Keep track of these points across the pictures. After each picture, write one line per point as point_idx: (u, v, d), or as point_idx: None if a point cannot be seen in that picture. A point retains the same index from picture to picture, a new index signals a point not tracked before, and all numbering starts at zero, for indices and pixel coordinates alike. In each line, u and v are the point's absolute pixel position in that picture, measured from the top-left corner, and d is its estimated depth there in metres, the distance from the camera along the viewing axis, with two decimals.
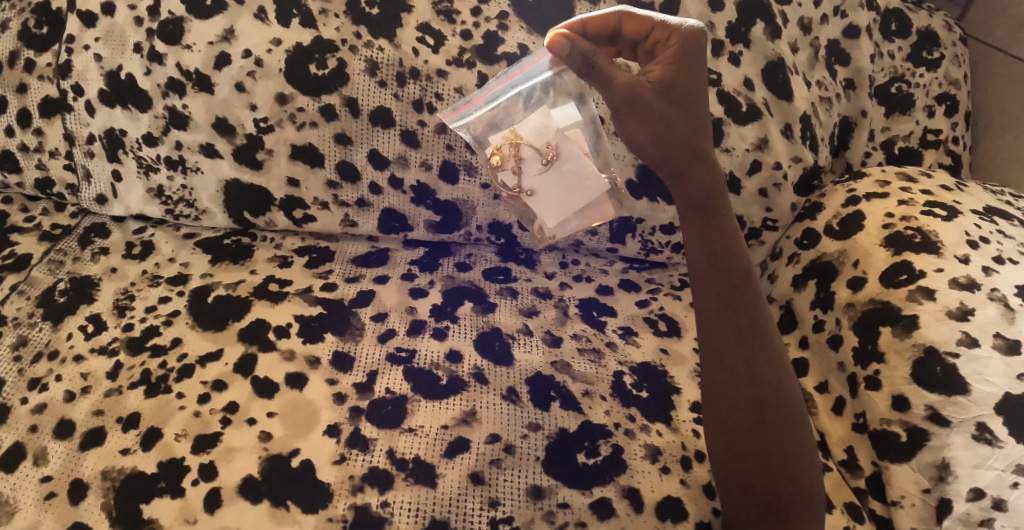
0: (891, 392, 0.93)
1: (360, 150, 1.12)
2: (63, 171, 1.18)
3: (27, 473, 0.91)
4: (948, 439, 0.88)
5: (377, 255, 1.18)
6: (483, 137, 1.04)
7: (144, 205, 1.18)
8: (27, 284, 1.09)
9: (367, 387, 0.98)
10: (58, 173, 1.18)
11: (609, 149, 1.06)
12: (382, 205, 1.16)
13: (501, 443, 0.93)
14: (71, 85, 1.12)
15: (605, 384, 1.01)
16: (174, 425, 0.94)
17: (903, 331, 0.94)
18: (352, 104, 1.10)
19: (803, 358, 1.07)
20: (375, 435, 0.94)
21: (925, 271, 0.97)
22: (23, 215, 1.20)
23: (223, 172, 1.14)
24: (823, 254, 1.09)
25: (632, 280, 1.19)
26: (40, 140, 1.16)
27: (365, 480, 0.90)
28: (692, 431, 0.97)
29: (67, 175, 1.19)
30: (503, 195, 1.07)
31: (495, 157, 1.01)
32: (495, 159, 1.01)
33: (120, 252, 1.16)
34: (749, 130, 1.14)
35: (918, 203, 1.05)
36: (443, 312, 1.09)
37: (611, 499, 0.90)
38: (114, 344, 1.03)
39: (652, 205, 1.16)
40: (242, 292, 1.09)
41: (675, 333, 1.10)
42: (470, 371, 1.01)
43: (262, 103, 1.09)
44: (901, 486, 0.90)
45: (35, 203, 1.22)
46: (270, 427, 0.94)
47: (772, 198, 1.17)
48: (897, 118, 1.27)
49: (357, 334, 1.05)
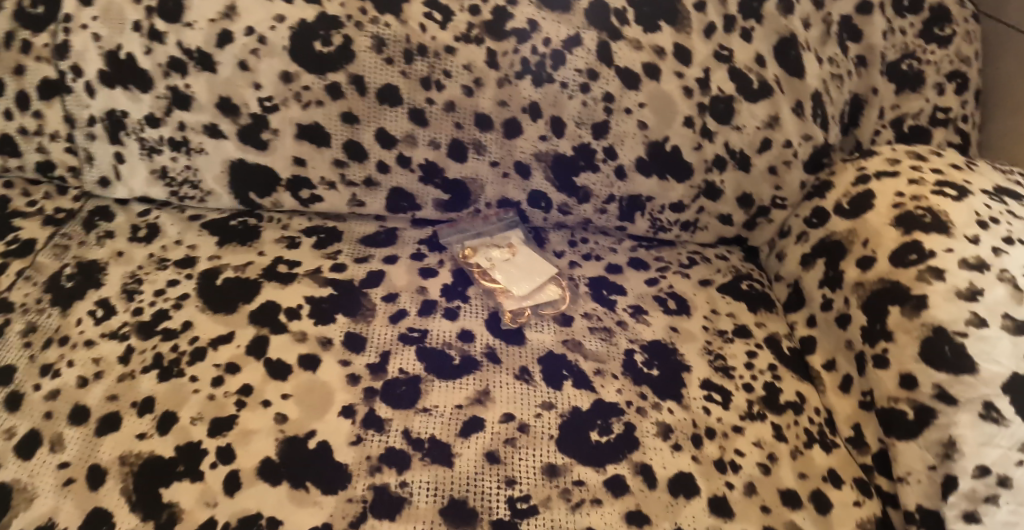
0: (899, 370, 0.95)
1: (367, 129, 1.11)
2: (64, 154, 1.17)
3: (44, 459, 0.90)
4: (955, 418, 0.89)
5: (386, 235, 1.19)
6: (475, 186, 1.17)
7: (148, 187, 1.18)
8: (33, 271, 1.08)
9: (380, 367, 0.99)
10: (60, 156, 1.17)
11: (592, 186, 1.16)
12: (389, 184, 1.16)
13: (515, 422, 0.95)
14: (70, 66, 1.09)
15: (616, 363, 1.02)
16: (189, 408, 0.95)
17: (912, 311, 0.95)
18: (358, 82, 1.08)
19: (812, 335, 1.09)
20: (390, 415, 0.94)
21: (935, 251, 0.97)
22: (26, 200, 1.18)
23: (228, 152, 1.14)
24: (832, 233, 1.10)
25: (641, 258, 1.19)
26: (40, 124, 1.14)
27: (383, 461, 0.90)
28: (702, 409, 0.99)
29: (68, 158, 1.17)
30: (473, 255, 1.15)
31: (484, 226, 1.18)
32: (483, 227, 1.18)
33: (126, 236, 1.15)
34: (760, 107, 1.12)
35: (929, 182, 1.05)
36: (454, 292, 1.10)
37: (624, 476, 0.91)
38: (124, 328, 1.03)
39: (661, 182, 1.15)
40: (250, 274, 1.10)
41: (684, 311, 1.11)
42: (483, 351, 1.02)
43: (267, 82, 1.08)
44: (907, 463, 0.91)
45: (37, 187, 1.20)
46: (285, 409, 0.95)
47: (782, 176, 1.16)
48: (908, 96, 1.25)
49: (368, 314, 1.05)
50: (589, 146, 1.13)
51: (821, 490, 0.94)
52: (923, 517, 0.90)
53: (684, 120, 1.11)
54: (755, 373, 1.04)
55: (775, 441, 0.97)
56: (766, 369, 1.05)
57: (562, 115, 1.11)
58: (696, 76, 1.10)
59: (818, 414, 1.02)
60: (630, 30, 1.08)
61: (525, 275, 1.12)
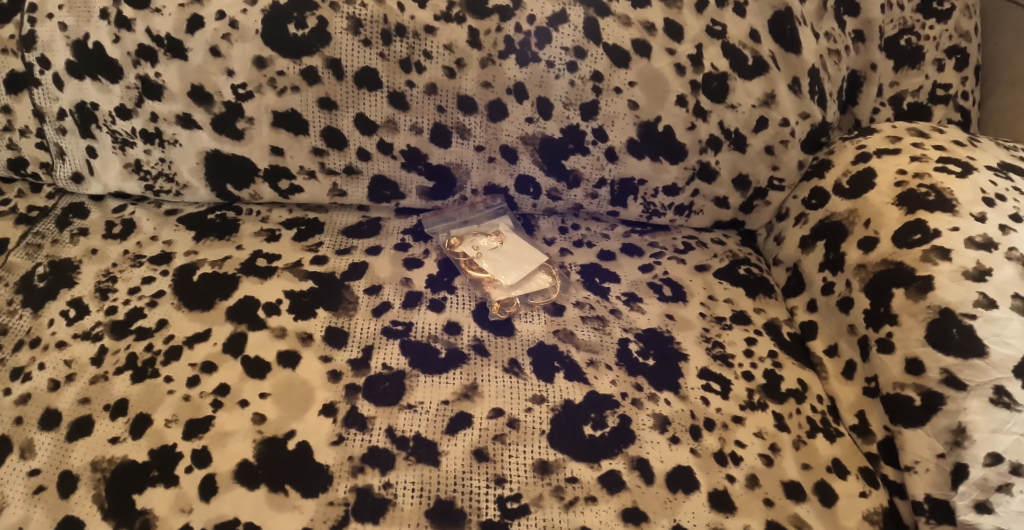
0: (904, 355, 0.91)
1: (346, 115, 1.07)
2: (36, 149, 1.12)
3: (14, 467, 0.86)
4: (965, 403, 0.85)
5: (369, 225, 1.14)
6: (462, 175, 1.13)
7: (123, 182, 1.13)
8: (4, 271, 1.03)
9: (363, 363, 0.95)
10: (31, 152, 1.12)
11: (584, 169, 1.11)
12: (371, 172, 1.12)
13: (505, 417, 0.90)
14: (37, 58, 1.04)
15: (610, 352, 0.98)
16: (164, 410, 0.90)
17: (917, 293, 0.91)
18: (335, 66, 1.03)
19: (812, 321, 1.05)
20: (373, 413, 0.90)
21: (940, 230, 0.93)
22: None
23: (202, 143, 1.09)
24: (832, 214, 1.06)
25: (635, 244, 1.15)
26: (9, 118, 1.09)
27: (366, 461, 0.86)
28: (701, 399, 0.94)
29: (40, 154, 1.12)
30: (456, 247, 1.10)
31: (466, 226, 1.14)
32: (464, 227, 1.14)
33: (100, 233, 1.10)
34: (755, 85, 1.07)
35: (931, 159, 1.01)
36: (439, 283, 1.06)
37: (620, 471, 0.87)
38: (97, 328, 0.98)
39: (654, 164, 1.11)
40: (228, 269, 1.05)
41: (680, 298, 1.07)
42: (470, 343, 0.98)
43: (240, 68, 1.03)
44: (915, 452, 0.88)
45: (10, 185, 1.15)
46: (264, 409, 0.90)
47: (779, 156, 1.12)
48: (907, 72, 1.20)
49: (350, 308, 1.01)
50: (577, 128, 1.08)
51: (826, 481, 0.90)
52: (932, 507, 0.86)
53: (677, 99, 1.07)
54: (754, 361, 1.00)
55: (777, 431, 0.93)
56: (767, 356, 1.01)
57: (549, 95, 1.06)
58: (688, 53, 1.05)
59: (820, 402, 0.98)
60: (618, 6, 1.04)
61: (513, 264, 1.07)
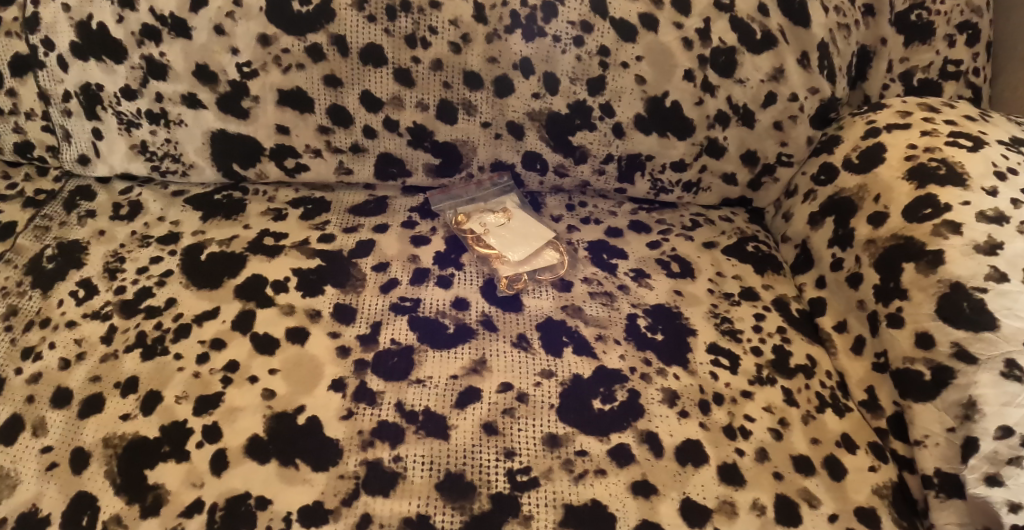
0: (914, 329, 0.90)
1: (351, 92, 1.06)
2: (41, 133, 1.12)
3: (26, 444, 0.86)
4: (976, 377, 0.84)
5: (375, 204, 1.14)
6: (469, 154, 1.12)
7: (129, 163, 1.12)
8: (13, 253, 1.03)
9: (371, 338, 0.95)
10: (37, 135, 1.12)
11: (591, 147, 1.11)
12: (377, 149, 1.11)
13: (513, 391, 0.90)
14: (41, 40, 1.04)
15: (618, 327, 0.98)
16: (174, 387, 0.90)
17: (928, 267, 0.91)
18: (340, 42, 1.03)
19: (821, 297, 1.05)
20: (382, 388, 0.90)
21: (951, 205, 0.92)
22: (5, 183, 1.13)
23: (208, 122, 1.09)
24: (842, 190, 1.05)
25: (642, 221, 1.14)
26: (15, 102, 1.09)
27: (375, 435, 0.86)
28: (709, 374, 0.94)
29: (46, 137, 1.12)
30: (462, 225, 1.10)
31: (469, 207, 1.13)
32: (468, 208, 1.13)
33: (107, 214, 1.10)
34: (764, 59, 1.06)
35: (942, 133, 1.01)
36: (447, 260, 1.05)
37: (629, 444, 0.87)
38: (106, 308, 0.98)
39: (662, 140, 1.10)
40: (235, 248, 1.05)
41: (688, 274, 1.06)
42: (478, 319, 0.98)
43: (244, 46, 1.03)
44: (925, 426, 0.87)
45: (17, 169, 1.16)
46: (273, 385, 0.90)
47: (787, 132, 1.11)
48: (917, 49, 1.19)
49: (358, 285, 1.01)
50: (585, 103, 1.08)
51: (835, 456, 0.90)
52: (942, 482, 0.86)
53: (685, 73, 1.06)
54: (763, 336, 1.00)
55: (786, 406, 0.93)
56: (775, 331, 1.01)
57: (556, 70, 1.05)
58: (696, 26, 1.04)
59: (829, 377, 0.98)
60: None
61: (520, 240, 1.07)
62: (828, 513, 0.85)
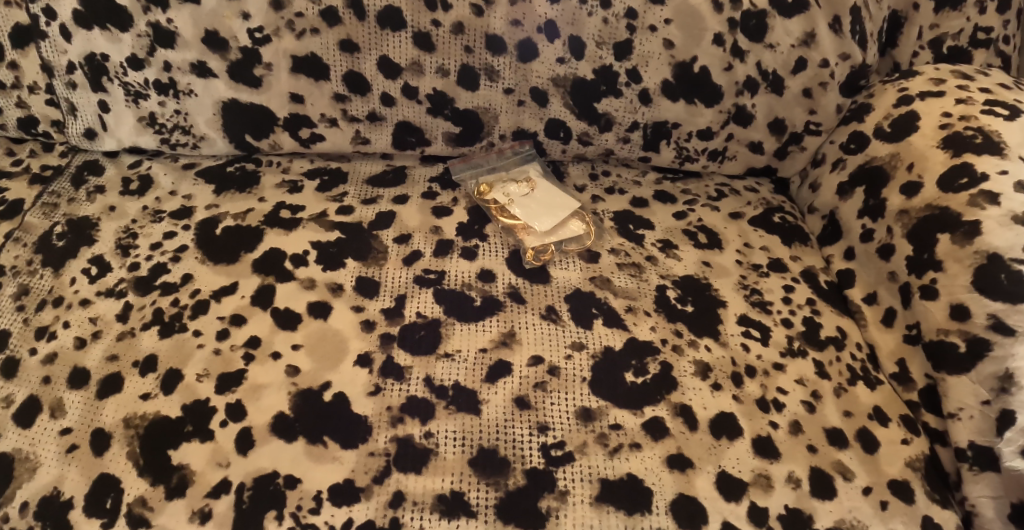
0: (949, 301, 0.88)
1: (369, 57, 1.03)
2: (45, 107, 1.08)
3: (44, 427, 0.84)
4: (1013, 350, 0.82)
5: (394, 174, 1.12)
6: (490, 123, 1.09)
7: (137, 136, 1.09)
8: (22, 230, 1.00)
9: (396, 312, 0.93)
10: (40, 110, 1.08)
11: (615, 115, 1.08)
12: (395, 118, 1.08)
13: (545, 365, 0.89)
14: (42, 9, 0.99)
15: (648, 299, 0.96)
16: (195, 364, 0.88)
17: (964, 238, 0.88)
18: (356, 5, 0.99)
19: (850, 269, 1.03)
20: (410, 362, 0.88)
21: (988, 174, 0.90)
22: (10, 159, 1.10)
23: (219, 92, 1.05)
24: (873, 159, 1.03)
25: (667, 191, 1.12)
26: (16, 75, 1.05)
27: (405, 411, 0.85)
28: (741, 346, 0.93)
29: (51, 112, 1.09)
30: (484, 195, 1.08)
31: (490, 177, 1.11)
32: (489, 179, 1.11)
33: (117, 189, 1.07)
34: (795, 23, 1.03)
35: (977, 101, 0.98)
36: (471, 231, 1.03)
37: (663, 418, 0.86)
38: (121, 285, 0.95)
39: (689, 108, 1.08)
40: (252, 220, 1.03)
41: (716, 245, 1.04)
42: (505, 291, 0.96)
43: (256, 10, 0.99)
44: (959, 399, 0.86)
45: (22, 145, 1.12)
46: (297, 361, 0.88)
47: (817, 100, 1.08)
48: (947, 14, 1.14)
49: (380, 257, 0.98)
50: (610, 69, 1.05)
51: (867, 429, 0.88)
52: (976, 454, 0.84)
53: (714, 38, 1.03)
54: (793, 308, 0.98)
55: (818, 378, 0.92)
56: (804, 303, 0.99)
57: (581, 34, 1.02)
58: None
59: (859, 350, 0.97)
60: None
61: (545, 211, 1.05)
62: (862, 487, 0.84)
